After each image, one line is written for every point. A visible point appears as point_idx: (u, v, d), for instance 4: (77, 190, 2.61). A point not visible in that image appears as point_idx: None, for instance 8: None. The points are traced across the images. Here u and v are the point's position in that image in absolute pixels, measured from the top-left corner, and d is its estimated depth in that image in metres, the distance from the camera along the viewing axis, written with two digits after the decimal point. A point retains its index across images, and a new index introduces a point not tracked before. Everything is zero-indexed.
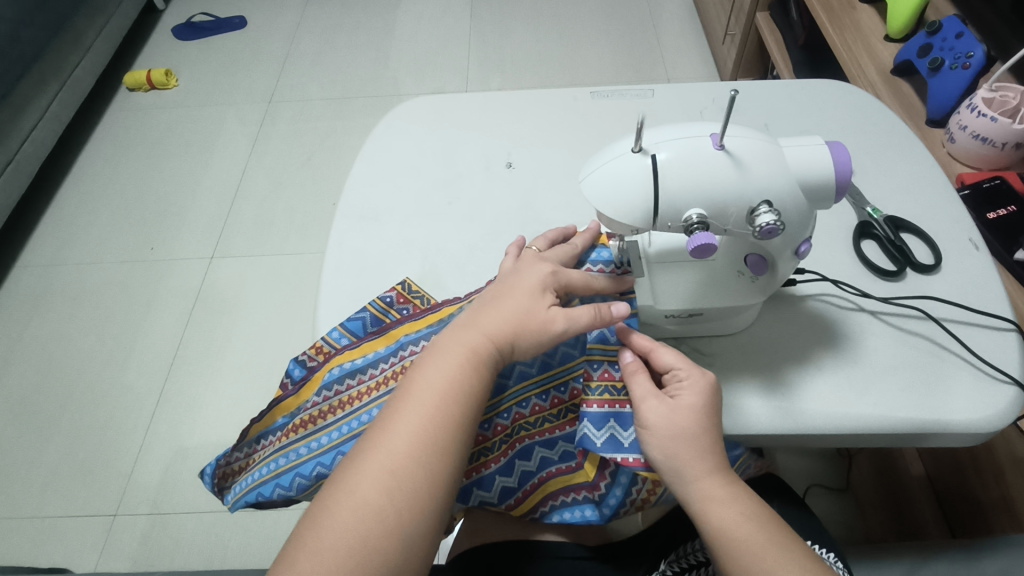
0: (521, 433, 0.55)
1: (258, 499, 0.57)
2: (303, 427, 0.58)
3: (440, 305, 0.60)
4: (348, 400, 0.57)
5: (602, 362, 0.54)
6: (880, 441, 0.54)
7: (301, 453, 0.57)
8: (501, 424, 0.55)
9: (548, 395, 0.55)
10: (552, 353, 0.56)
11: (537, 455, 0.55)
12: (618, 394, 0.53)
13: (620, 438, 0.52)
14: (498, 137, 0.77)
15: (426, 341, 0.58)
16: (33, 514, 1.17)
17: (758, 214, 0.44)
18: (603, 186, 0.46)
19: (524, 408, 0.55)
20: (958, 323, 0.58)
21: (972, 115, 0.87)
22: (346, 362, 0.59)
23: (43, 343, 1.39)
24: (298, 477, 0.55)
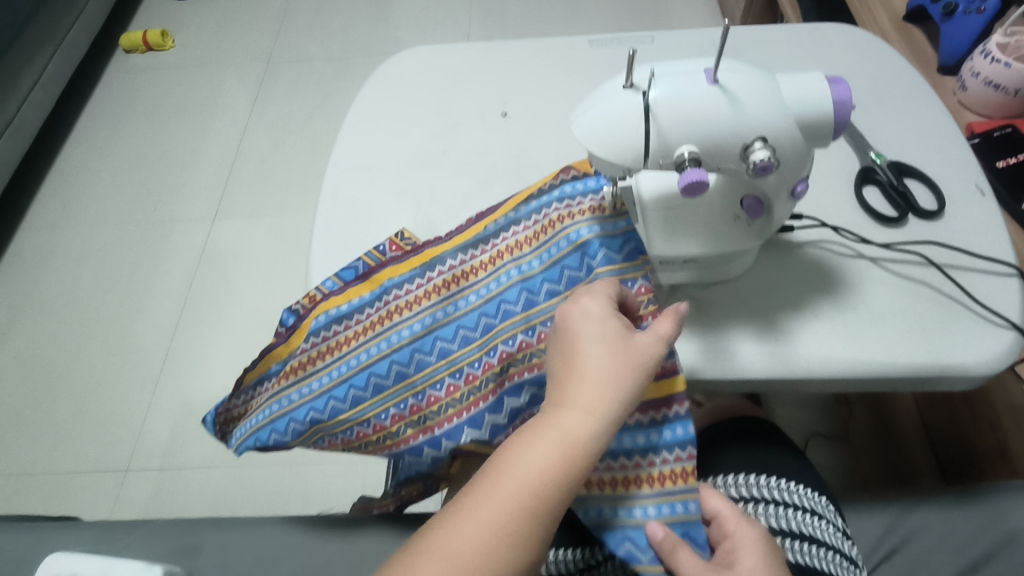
0: (513, 371, 0.52)
1: (255, 445, 0.57)
2: (295, 373, 0.58)
3: (420, 248, 0.60)
4: (337, 345, 0.58)
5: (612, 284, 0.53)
6: (875, 386, 0.54)
7: (294, 398, 0.57)
8: (473, 375, 0.53)
9: (534, 330, 0.53)
10: (536, 289, 0.54)
11: (527, 393, 0.52)
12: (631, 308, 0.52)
13: None
14: (493, 86, 0.75)
15: (410, 285, 0.58)
16: (49, 468, 1.21)
17: (753, 151, 0.43)
18: (595, 124, 0.45)
19: (511, 345, 0.52)
20: (960, 269, 0.57)
21: (985, 60, 0.84)
22: (332, 308, 0.59)
23: (52, 304, 1.41)
24: (293, 422, 0.56)
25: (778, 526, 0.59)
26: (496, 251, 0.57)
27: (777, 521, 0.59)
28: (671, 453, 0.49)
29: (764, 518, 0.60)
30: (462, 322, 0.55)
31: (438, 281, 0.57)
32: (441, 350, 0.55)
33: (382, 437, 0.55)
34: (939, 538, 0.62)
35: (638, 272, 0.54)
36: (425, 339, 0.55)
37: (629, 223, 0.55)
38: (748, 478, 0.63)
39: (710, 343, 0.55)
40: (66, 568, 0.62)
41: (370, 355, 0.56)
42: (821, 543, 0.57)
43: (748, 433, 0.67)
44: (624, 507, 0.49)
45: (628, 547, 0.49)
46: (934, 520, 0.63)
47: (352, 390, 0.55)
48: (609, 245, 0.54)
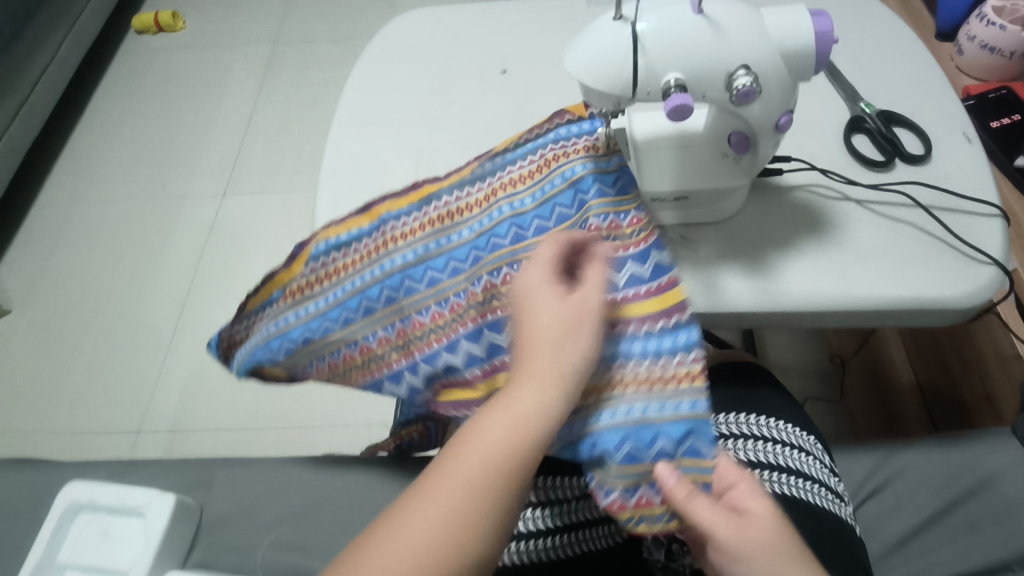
0: (496, 302, 0.54)
1: (252, 362, 0.61)
2: (293, 295, 0.61)
3: (420, 185, 0.62)
4: (334, 272, 0.60)
5: (607, 215, 0.54)
6: (858, 320, 0.56)
7: (291, 319, 0.60)
8: (457, 304, 0.56)
9: (520, 262, 0.55)
10: (527, 225, 0.57)
11: (511, 326, 0.54)
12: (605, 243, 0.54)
13: (616, 280, 0.52)
14: (493, 43, 0.77)
15: (407, 218, 0.60)
16: (65, 430, 1.25)
17: (735, 78, 0.45)
18: (586, 55, 0.47)
19: (496, 276, 0.55)
20: (945, 210, 0.59)
21: (981, 24, 0.85)
22: (332, 237, 0.61)
23: (67, 274, 1.44)
24: (287, 340, 0.59)
25: (767, 460, 0.61)
26: (491, 189, 0.60)
27: (765, 455, 0.61)
28: (671, 358, 0.49)
29: (753, 452, 0.61)
30: (453, 255, 0.58)
31: (434, 216, 0.60)
32: (430, 279, 0.57)
33: (366, 359, 0.58)
34: (924, 478, 0.64)
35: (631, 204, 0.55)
36: (417, 268, 0.58)
37: (622, 159, 0.56)
38: (737, 416, 0.64)
39: (700, 278, 0.57)
40: (85, 496, 0.66)
41: (363, 281, 0.58)
42: (807, 476, 0.60)
43: (738, 376, 0.69)
44: (622, 409, 0.49)
45: (628, 448, 0.48)
46: (919, 460, 0.64)
47: (346, 312, 0.58)
48: (602, 180, 0.56)
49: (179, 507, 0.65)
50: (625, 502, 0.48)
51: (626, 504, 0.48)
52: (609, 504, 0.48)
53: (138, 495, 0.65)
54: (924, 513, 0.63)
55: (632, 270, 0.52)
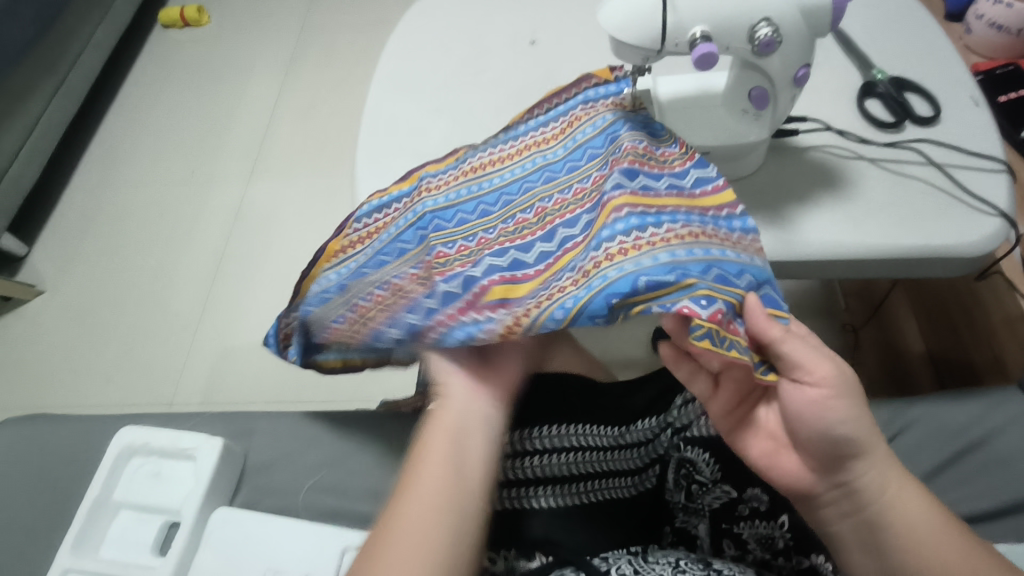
0: (526, 230, 0.55)
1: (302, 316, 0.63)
2: (335, 256, 0.65)
3: (456, 151, 0.67)
4: (374, 230, 0.64)
5: (637, 139, 0.55)
6: (872, 269, 0.59)
7: (331, 276, 0.63)
8: (483, 239, 0.56)
9: (553, 197, 0.57)
10: (559, 168, 0.59)
11: (537, 250, 0.53)
12: (642, 157, 0.53)
13: (651, 186, 0.51)
14: (522, 17, 0.81)
15: (445, 175, 0.64)
16: (98, 404, 1.29)
17: (757, 32, 0.49)
18: (618, 12, 0.50)
19: (527, 213, 0.57)
20: (954, 167, 0.62)
21: (989, 2, 0.88)
22: (375, 201, 0.66)
23: (99, 255, 1.49)
24: (326, 292, 0.62)
25: None
26: (526, 144, 0.64)
27: None
28: (731, 233, 0.50)
29: None
30: (483, 200, 0.60)
31: (469, 169, 0.63)
32: (461, 219, 0.59)
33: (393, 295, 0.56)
34: (934, 427, 0.67)
35: (664, 141, 0.56)
36: (449, 211, 0.61)
37: (648, 119, 0.57)
38: None
39: None
40: (139, 440, 0.69)
41: (399, 228, 0.61)
42: None
43: None
44: (679, 252, 0.46)
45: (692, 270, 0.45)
46: (930, 411, 0.67)
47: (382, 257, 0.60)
48: (631, 124, 0.57)
49: (225, 452, 0.69)
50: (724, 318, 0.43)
51: (698, 314, 0.42)
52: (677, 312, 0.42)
53: (188, 439, 0.69)
54: (936, 459, 0.65)
55: (669, 182, 0.52)
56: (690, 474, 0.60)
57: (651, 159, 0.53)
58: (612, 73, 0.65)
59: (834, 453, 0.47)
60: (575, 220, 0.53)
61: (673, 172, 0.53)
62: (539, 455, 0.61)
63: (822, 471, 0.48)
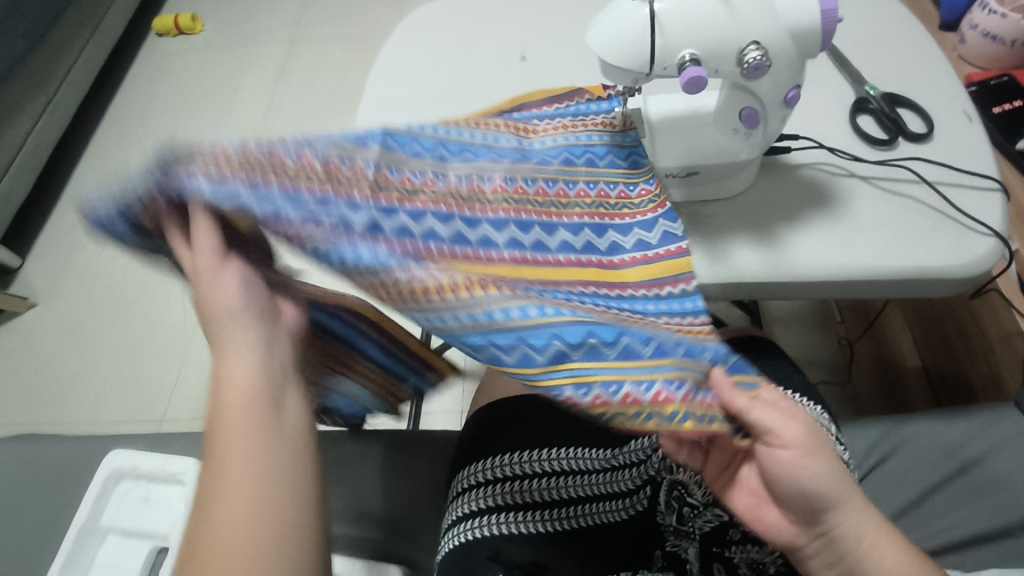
0: (503, 204, 0.49)
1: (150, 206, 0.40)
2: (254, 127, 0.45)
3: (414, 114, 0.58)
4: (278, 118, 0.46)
5: (616, 183, 0.57)
6: (864, 289, 0.59)
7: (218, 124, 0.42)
8: (433, 182, 0.47)
9: (535, 183, 0.53)
10: (554, 155, 0.58)
11: (508, 232, 0.47)
12: (609, 209, 0.55)
13: (620, 243, 0.53)
14: (512, 32, 0.80)
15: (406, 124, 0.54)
16: (91, 418, 1.29)
17: (745, 54, 0.48)
18: (606, 36, 0.50)
19: (507, 184, 0.52)
20: (947, 185, 0.61)
21: (983, 12, 0.87)
22: None
23: (92, 268, 1.49)
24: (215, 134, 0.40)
25: None
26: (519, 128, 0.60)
27: None
28: (689, 317, 0.47)
29: None
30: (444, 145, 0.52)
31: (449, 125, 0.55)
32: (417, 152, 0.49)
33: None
34: (929, 446, 0.66)
35: (642, 178, 0.58)
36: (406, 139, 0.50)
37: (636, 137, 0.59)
38: None
39: (714, 250, 0.60)
40: (127, 463, 0.70)
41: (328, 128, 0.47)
42: None
43: (749, 348, 0.71)
44: (636, 305, 0.48)
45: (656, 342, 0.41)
46: (925, 429, 0.67)
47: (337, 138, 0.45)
48: (616, 152, 0.59)
49: None
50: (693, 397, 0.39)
51: (671, 397, 0.39)
52: (620, 401, 0.38)
53: (177, 463, 0.69)
54: (930, 479, 0.65)
55: (637, 236, 0.54)
56: (682, 496, 0.62)
57: (623, 206, 0.56)
58: (605, 90, 0.64)
59: (811, 506, 0.47)
60: (553, 228, 0.51)
61: (648, 219, 0.55)
62: (522, 479, 0.60)
63: (802, 528, 0.48)
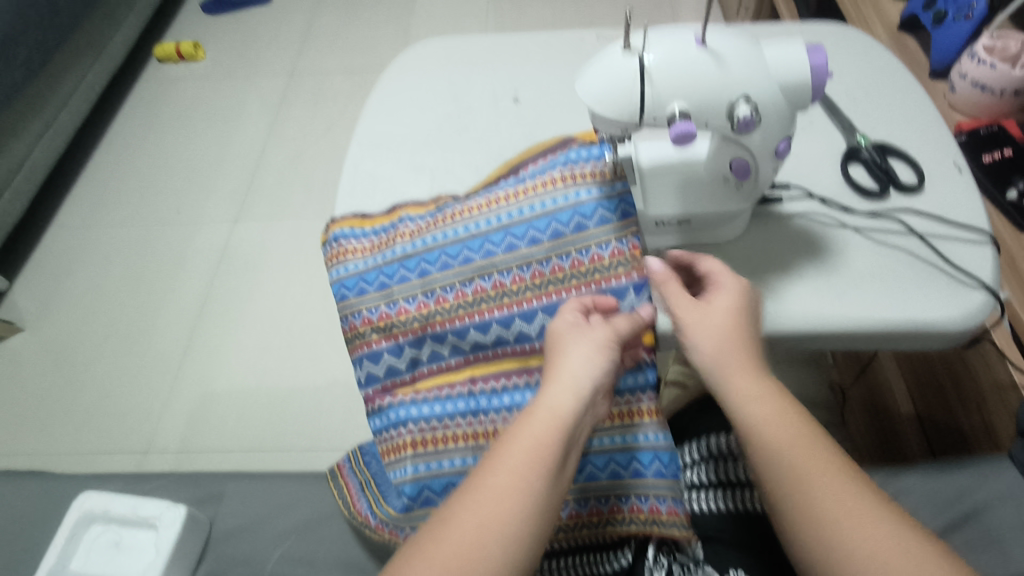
0: (527, 293, 0.59)
1: (340, 291, 0.64)
2: (376, 249, 0.65)
3: (438, 196, 0.67)
4: (380, 247, 0.65)
5: (608, 243, 0.59)
6: (857, 342, 0.58)
7: (368, 264, 0.64)
8: (463, 292, 0.61)
9: (550, 262, 0.59)
10: (521, 235, 0.60)
11: (516, 327, 0.60)
12: (603, 272, 0.58)
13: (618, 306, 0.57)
14: (507, 74, 0.81)
15: (458, 205, 0.64)
16: (73, 448, 1.26)
17: (737, 108, 0.48)
18: (595, 86, 0.50)
19: (525, 272, 0.60)
20: (938, 237, 0.61)
21: (972, 62, 0.89)
22: (379, 224, 0.66)
23: (82, 293, 1.47)
24: (362, 282, 0.64)
25: None
26: (494, 197, 0.63)
27: None
28: (636, 395, 0.59)
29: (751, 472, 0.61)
30: (488, 238, 0.61)
31: (442, 218, 0.63)
32: (465, 258, 0.61)
33: (353, 335, 0.64)
34: (924, 502, 0.65)
35: (632, 232, 0.59)
36: (455, 247, 0.62)
37: (625, 186, 0.59)
38: None
39: None
40: (99, 507, 0.69)
41: (366, 266, 0.64)
42: None
43: None
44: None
45: (590, 469, 0.60)
46: (920, 485, 0.65)
47: (402, 270, 0.63)
48: (605, 207, 0.59)
49: (189, 520, 0.69)
50: (640, 507, 0.59)
51: (601, 510, 0.60)
52: (589, 512, 0.60)
53: (150, 507, 0.69)
54: None
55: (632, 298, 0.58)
56: (672, 552, 0.60)
57: (616, 266, 0.58)
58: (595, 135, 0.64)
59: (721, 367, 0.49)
60: None
61: (627, 281, 0.58)
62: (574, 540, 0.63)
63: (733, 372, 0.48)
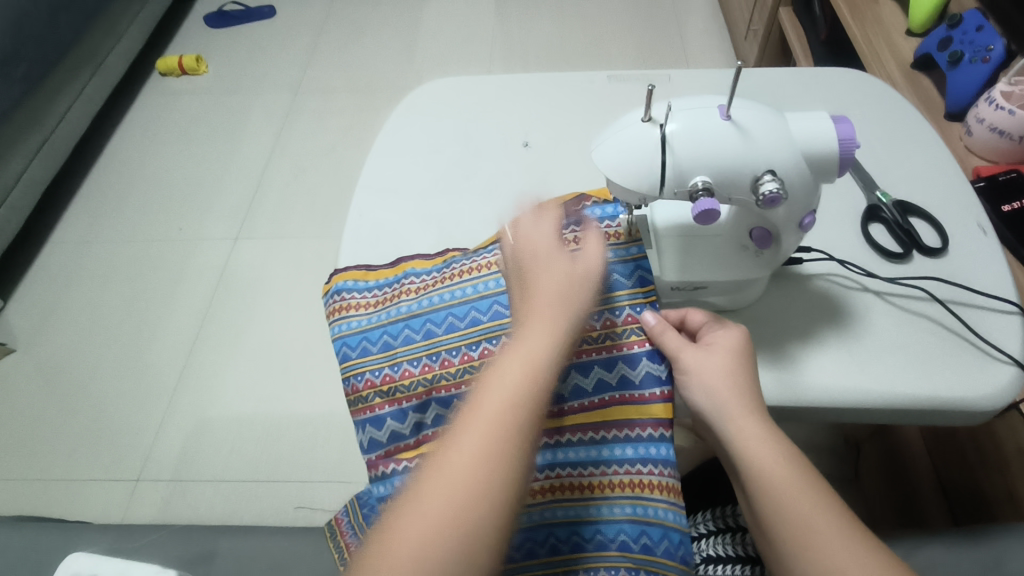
0: None
1: (342, 349, 0.62)
2: (381, 304, 0.63)
3: (447, 252, 0.66)
4: (385, 302, 0.63)
5: (623, 308, 0.56)
6: (880, 416, 0.56)
7: (373, 321, 0.62)
8: (470, 355, 0.58)
9: None
10: None
11: None
12: (616, 338, 0.56)
13: (630, 377, 0.54)
14: (516, 117, 0.79)
15: (467, 261, 0.62)
16: (63, 477, 1.23)
17: (761, 183, 0.46)
18: (614, 155, 0.48)
19: None
20: (962, 305, 0.59)
21: (989, 107, 0.87)
22: (385, 279, 0.65)
23: (76, 314, 1.44)
24: (366, 340, 0.61)
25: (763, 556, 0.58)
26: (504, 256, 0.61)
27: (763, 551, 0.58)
28: (657, 467, 0.52)
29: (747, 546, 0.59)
30: (499, 299, 0.59)
31: (450, 275, 0.62)
32: (473, 319, 0.59)
33: (356, 398, 0.60)
34: None
35: (649, 298, 0.56)
36: (463, 306, 0.60)
37: (641, 250, 0.57)
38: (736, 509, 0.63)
39: None
40: (85, 569, 0.66)
41: (370, 323, 0.62)
42: None
43: None
44: (605, 451, 0.54)
45: (576, 539, 0.53)
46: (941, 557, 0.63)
47: (407, 329, 0.60)
48: (620, 271, 0.57)
49: None
50: None
51: None
52: None
53: (140, 570, 0.66)
54: None
55: (647, 369, 0.54)
56: None
57: (630, 332, 0.56)
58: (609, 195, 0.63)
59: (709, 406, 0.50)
60: (588, 365, 0.55)
61: (641, 349, 0.55)
62: None
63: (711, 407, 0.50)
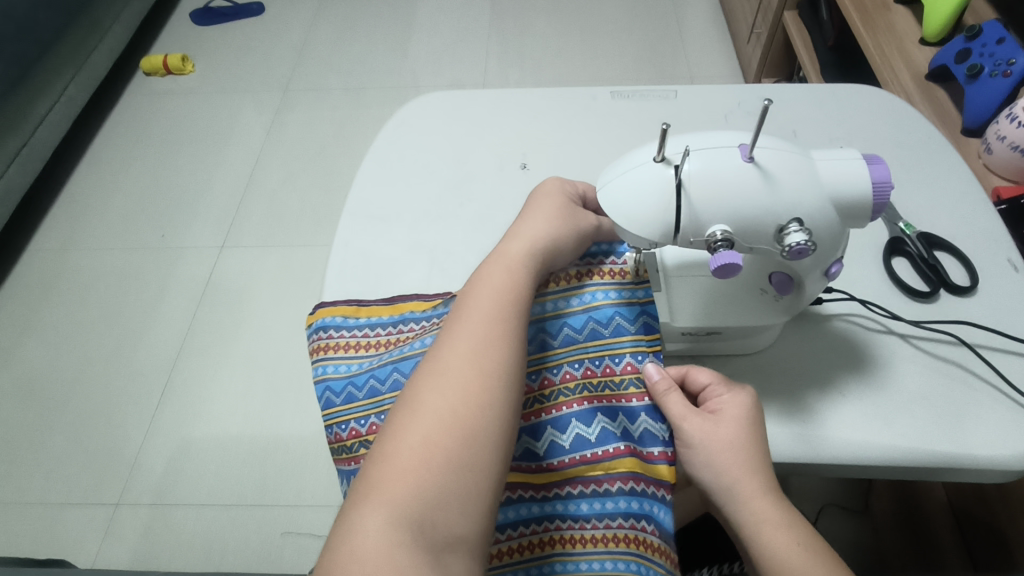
0: (534, 405, 0.51)
1: (324, 393, 0.56)
2: (371, 348, 0.58)
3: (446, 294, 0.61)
4: (375, 345, 0.58)
5: (624, 356, 0.52)
6: (906, 474, 0.51)
7: (360, 365, 0.57)
8: None
9: (561, 369, 0.52)
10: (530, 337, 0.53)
11: (520, 444, 0.50)
12: (617, 389, 0.51)
13: (631, 430, 0.50)
14: (513, 136, 0.74)
15: None
16: (39, 500, 1.17)
17: (787, 233, 0.41)
18: (623, 198, 0.43)
19: (533, 381, 0.51)
20: (995, 351, 0.55)
21: (1011, 124, 0.82)
22: (376, 317, 0.60)
23: (56, 327, 1.39)
24: (350, 386, 0.55)
25: None
26: None
27: None
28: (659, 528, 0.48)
29: None
30: None
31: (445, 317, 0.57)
32: None
33: (339, 448, 0.55)
34: None
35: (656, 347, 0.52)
36: None
37: (648, 293, 0.53)
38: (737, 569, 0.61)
39: None
40: None
41: (357, 367, 0.57)
42: None
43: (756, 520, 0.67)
44: (608, 505, 0.48)
45: None
46: None
47: (395, 373, 0.54)
48: (624, 314, 0.52)
49: None
50: None
51: None
52: None
53: None
54: None
55: (648, 424, 0.50)
56: None
57: (635, 382, 0.51)
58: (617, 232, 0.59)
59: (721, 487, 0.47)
60: (589, 415, 0.50)
61: (646, 402, 0.51)
62: None
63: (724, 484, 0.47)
